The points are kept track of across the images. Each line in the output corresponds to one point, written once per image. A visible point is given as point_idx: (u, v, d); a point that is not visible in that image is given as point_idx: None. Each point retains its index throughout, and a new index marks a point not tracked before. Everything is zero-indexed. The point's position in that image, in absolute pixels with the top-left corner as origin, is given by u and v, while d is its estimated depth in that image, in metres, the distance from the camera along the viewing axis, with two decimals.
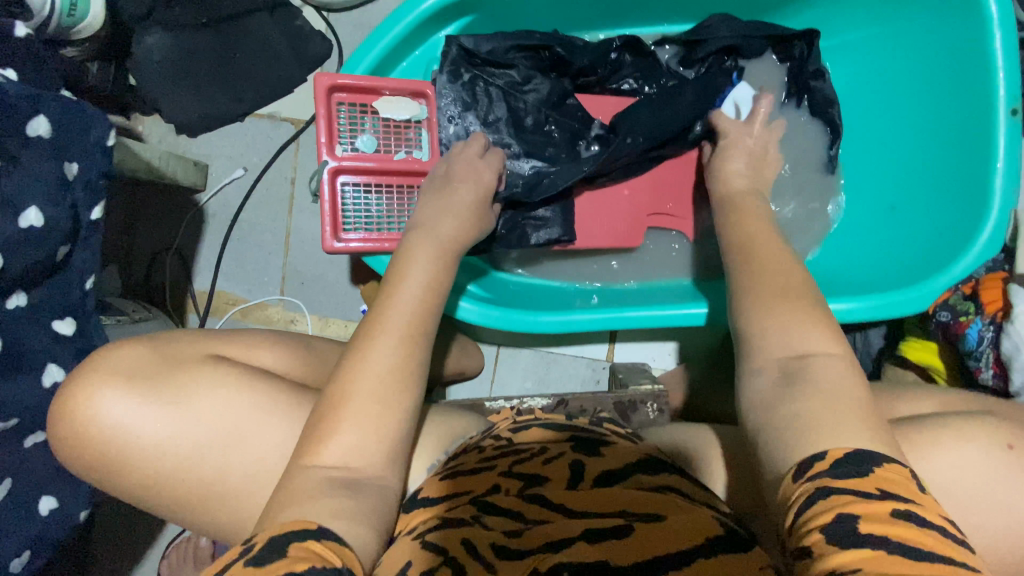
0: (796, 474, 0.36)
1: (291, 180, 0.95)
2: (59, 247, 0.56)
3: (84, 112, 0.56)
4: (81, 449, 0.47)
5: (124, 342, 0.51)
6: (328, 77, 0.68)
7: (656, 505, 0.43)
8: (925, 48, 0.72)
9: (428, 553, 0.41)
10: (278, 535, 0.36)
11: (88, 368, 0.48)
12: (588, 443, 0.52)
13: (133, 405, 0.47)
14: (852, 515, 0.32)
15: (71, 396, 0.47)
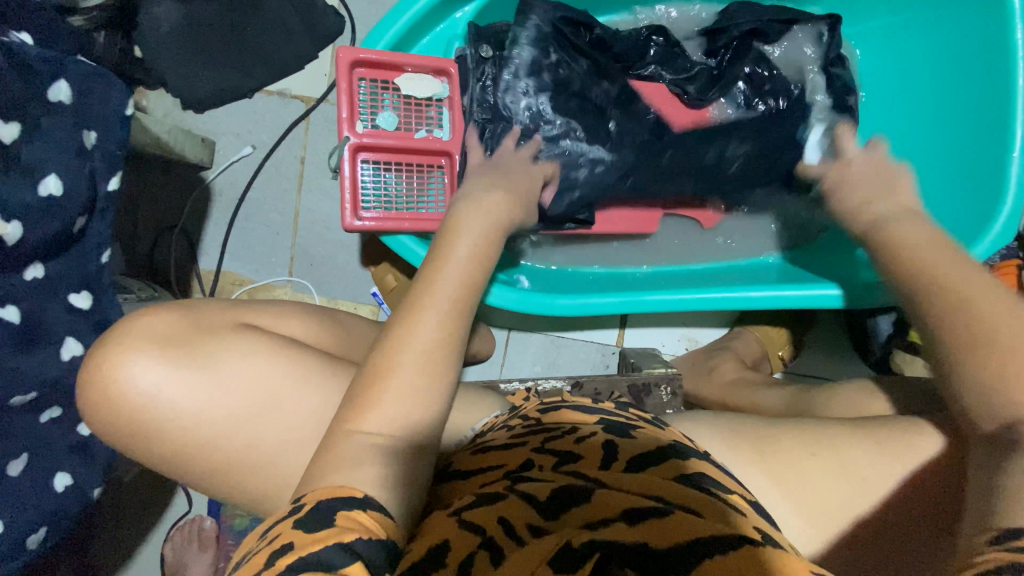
0: (990, 537, 0.35)
1: (301, 158, 0.93)
2: (77, 218, 0.55)
3: (105, 79, 0.55)
4: (114, 416, 0.48)
5: (153, 309, 0.53)
6: (351, 51, 0.67)
7: (700, 502, 0.41)
8: (947, 38, 0.73)
9: (463, 534, 0.37)
10: (325, 502, 0.37)
11: (121, 335, 0.50)
12: (619, 427, 0.52)
13: (164, 373, 0.48)
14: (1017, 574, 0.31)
15: (106, 360, 0.48)
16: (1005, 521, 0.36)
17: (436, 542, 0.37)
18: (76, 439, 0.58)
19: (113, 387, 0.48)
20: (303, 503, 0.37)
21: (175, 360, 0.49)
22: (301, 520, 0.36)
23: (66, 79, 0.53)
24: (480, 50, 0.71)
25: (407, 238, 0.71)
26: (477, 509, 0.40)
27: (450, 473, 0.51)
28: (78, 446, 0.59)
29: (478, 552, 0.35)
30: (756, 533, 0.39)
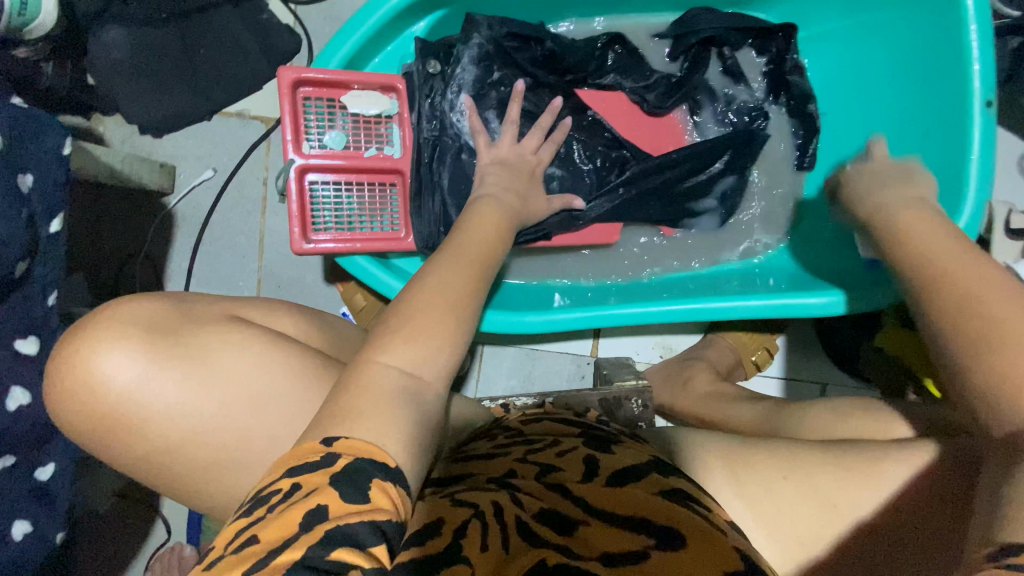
0: (995, 551, 0.33)
1: (263, 180, 0.92)
2: (18, 263, 0.54)
3: (37, 120, 0.55)
4: (85, 410, 0.45)
5: (142, 295, 0.50)
6: (294, 71, 0.65)
7: (681, 518, 0.40)
8: (900, 42, 0.73)
9: (458, 510, 0.39)
10: (363, 463, 0.35)
11: (110, 320, 0.46)
12: (601, 443, 0.51)
13: (154, 367, 0.45)
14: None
15: (89, 349, 0.45)
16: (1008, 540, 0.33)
17: (430, 518, 0.38)
18: (34, 485, 0.58)
19: (90, 380, 0.44)
20: (342, 454, 0.35)
21: (160, 353, 0.46)
22: (337, 483, 0.34)
23: None
24: (428, 66, 0.70)
25: (363, 258, 0.70)
26: (470, 494, 0.42)
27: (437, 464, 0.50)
28: (36, 492, 0.58)
29: (472, 525, 0.38)
30: (739, 560, 0.38)
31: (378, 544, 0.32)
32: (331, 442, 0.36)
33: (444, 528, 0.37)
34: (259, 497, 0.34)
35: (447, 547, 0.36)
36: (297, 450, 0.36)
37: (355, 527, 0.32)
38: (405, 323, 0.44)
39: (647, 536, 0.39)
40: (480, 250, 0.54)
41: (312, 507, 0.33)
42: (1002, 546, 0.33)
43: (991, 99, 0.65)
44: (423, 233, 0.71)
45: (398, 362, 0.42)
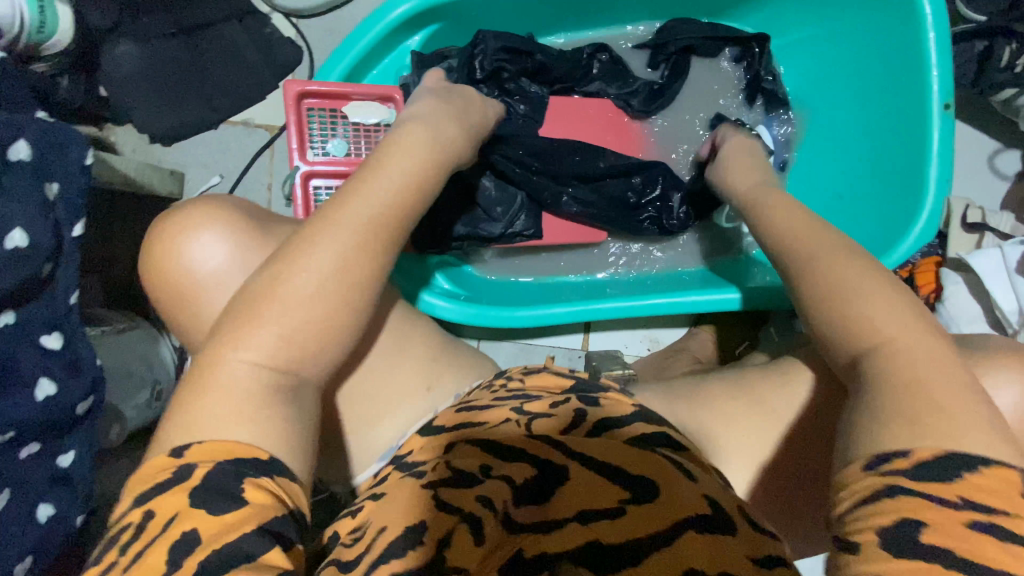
0: (869, 465, 0.39)
1: (268, 186, 0.97)
2: (44, 265, 0.58)
3: (62, 133, 0.59)
4: (177, 282, 0.57)
5: (213, 206, 0.60)
6: (298, 84, 0.70)
7: (645, 468, 0.46)
8: (869, 47, 0.77)
9: (443, 514, 0.43)
10: (225, 464, 0.40)
11: (199, 213, 0.59)
12: (586, 395, 0.57)
13: (206, 248, 0.56)
14: (918, 524, 0.35)
15: (176, 227, 0.58)
16: (876, 449, 0.39)
17: (418, 520, 0.43)
18: (55, 472, 0.62)
19: (183, 262, 0.57)
20: (197, 463, 0.40)
21: (236, 230, 0.58)
22: (197, 499, 0.39)
23: (26, 138, 0.56)
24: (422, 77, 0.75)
25: None
26: (452, 487, 0.45)
27: (433, 429, 0.56)
28: (57, 478, 0.62)
29: (458, 528, 0.41)
30: (707, 507, 0.43)
31: (269, 550, 0.38)
32: (182, 453, 0.41)
33: (432, 535, 0.41)
34: (113, 538, 0.39)
35: (434, 558, 0.39)
36: (149, 473, 0.41)
37: (243, 540, 0.38)
38: (240, 332, 0.45)
39: (620, 494, 0.43)
40: (355, 196, 0.50)
41: (182, 530, 0.38)
42: (867, 458, 0.39)
43: (949, 101, 0.69)
44: (421, 236, 0.77)
45: (246, 361, 0.45)
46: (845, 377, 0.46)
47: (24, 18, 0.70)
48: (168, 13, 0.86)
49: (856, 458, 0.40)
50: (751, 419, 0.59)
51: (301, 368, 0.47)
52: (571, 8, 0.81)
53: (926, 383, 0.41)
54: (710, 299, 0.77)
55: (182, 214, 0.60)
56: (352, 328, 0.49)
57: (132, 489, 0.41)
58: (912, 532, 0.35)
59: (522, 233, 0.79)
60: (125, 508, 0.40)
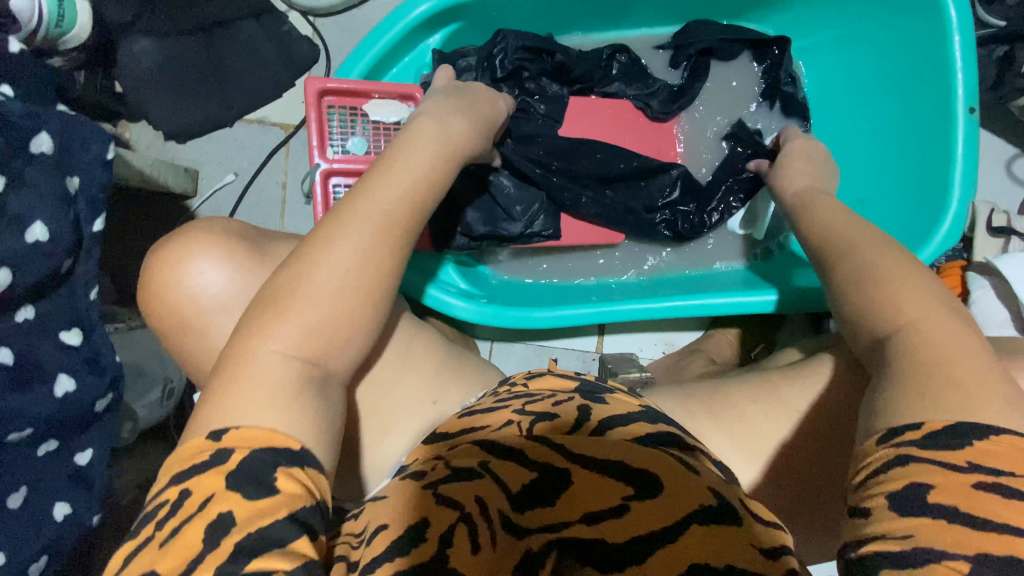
0: (882, 439, 0.41)
1: (283, 184, 0.96)
2: (64, 260, 0.58)
3: (84, 127, 0.58)
4: (178, 306, 0.58)
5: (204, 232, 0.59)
6: (319, 81, 0.70)
7: (649, 463, 0.44)
8: (891, 51, 0.77)
9: (444, 509, 0.42)
10: (260, 452, 0.41)
11: (193, 239, 0.58)
12: (593, 395, 0.56)
13: (206, 274, 0.57)
14: (927, 486, 0.38)
15: (172, 255, 0.57)
16: (893, 423, 0.41)
17: (417, 520, 0.42)
18: (73, 470, 0.61)
19: (183, 286, 0.57)
20: (234, 448, 0.41)
21: (229, 253, 0.58)
22: (247, 491, 0.39)
23: (47, 129, 0.55)
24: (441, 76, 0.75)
25: None
26: (449, 481, 0.44)
27: (434, 436, 0.55)
28: (74, 476, 0.61)
29: (457, 525, 0.40)
30: (713, 498, 0.42)
31: (298, 537, 0.39)
32: (221, 436, 0.41)
33: (432, 531, 0.41)
34: (152, 512, 0.40)
35: (435, 556, 0.39)
36: (187, 454, 0.41)
37: (273, 529, 0.38)
38: (265, 331, 0.45)
39: (625, 487, 0.42)
40: (379, 193, 0.50)
41: (215, 513, 0.38)
42: (883, 433, 0.41)
43: (974, 105, 0.69)
44: (441, 235, 0.76)
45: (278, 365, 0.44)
46: (868, 359, 0.47)
47: (43, 12, 0.69)
48: (187, 10, 0.85)
49: (873, 433, 0.42)
50: (775, 424, 0.58)
51: (325, 367, 0.46)
52: (592, 8, 0.81)
53: (974, 390, 0.40)
54: (738, 303, 0.77)
55: (176, 239, 0.59)
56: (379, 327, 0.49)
57: (171, 469, 0.41)
58: (923, 495, 0.37)
59: (540, 234, 0.78)
60: (163, 485, 0.41)
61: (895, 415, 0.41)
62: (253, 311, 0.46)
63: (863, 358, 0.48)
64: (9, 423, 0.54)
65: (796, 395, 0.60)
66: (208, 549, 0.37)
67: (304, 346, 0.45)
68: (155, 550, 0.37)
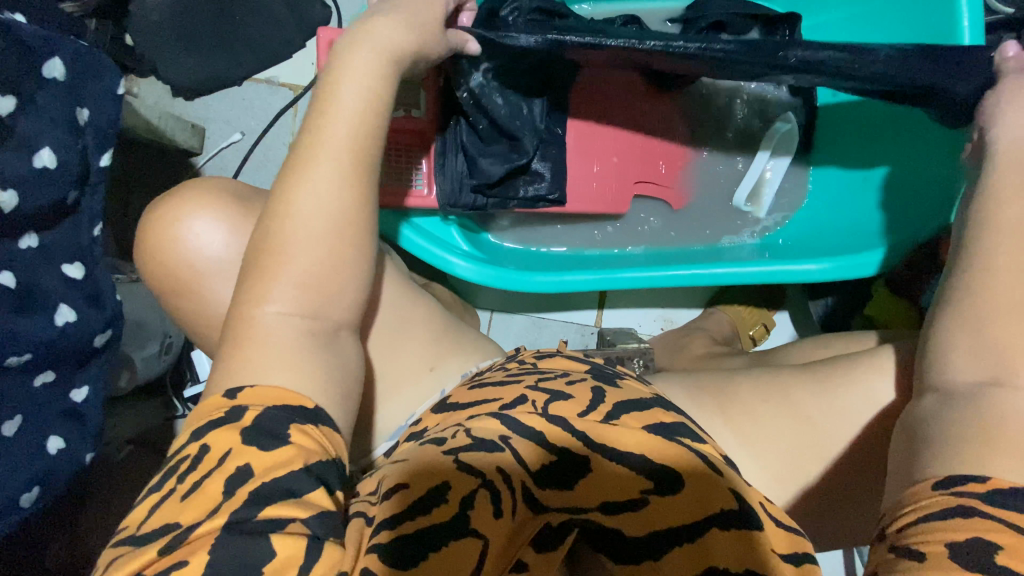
0: (939, 484, 0.42)
1: (289, 146, 0.96)
2: (70, 191, 0.57)
3: (96, 59, 0.58)
4: (177, 269, 0.55)
5: (205, 196, 0.56)
6: (331, 32, 0.69)
7: (669, 457, 0.46)
8: (900, 30, 0.78)
9: (463, 477, 0.43)
10: (274, 410, 0.41)
11: (192, 201, 0.55)
12: (607, 377, 0.58)
13: (209, 233, 0.54)
14: (993, 545, 0.37)
15: (171, 217, 0.55)
16: (951, 472, 0.42)
17: (437, 484, 0.42)
18: (69, 406, 0.61)
19: (182, 248, 0.54)
20: (249, 406, 0.41)
21: (228, 213, 0.55)
22: (251, 431, 0.39)
23: (61, 56, 0.55)
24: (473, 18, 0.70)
25: (414, 234, 0.77)
26: (473, 453, 0.45)
27: (447, 406, 0.56)
28: (70, 412, 0.61)
29: (480, 491, 0.42)
30: (734, 501, 0.43)
31: (314, 489, 0.39)
32: (237, 394, 0.41)
33: (454, 495, 0.42)
34: (174, 467, 0.40)
35: (456, 517, 0.41)
36: (205, 412, 0.41)
37: (290, 480, 0.39)
38: (265, 273, 0.45)
39: (645, 484, 0.45)
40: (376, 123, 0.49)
41: (233, 467, 0.38)
42: (945, 478, 0.42)
43: None
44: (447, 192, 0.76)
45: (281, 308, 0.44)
46: (960, 398, 0.46)
47: None
48: None
49: (929, 477, 0.43)
50: (782, 417, 0.61)
51: (325, 294, 0.46)
52: None
53: None
54: (745, 272, 0.77)
55: (175, 201, 0.56)
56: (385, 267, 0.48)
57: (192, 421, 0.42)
58: (983, 546, 0.37)
59: (545, 198, 0.78)
60: (185, 437, 0.41)
61: (955, 464, 0.42)
62: (255, 261, 0.46)
63: (947, 398, 0.47)
64: (7, 346, 0.53)
65: (807, 399, 0.62)
66: (227, 500, 0.37)
67: (312, 281, 0.45)
68: (176, 503, 0.37)
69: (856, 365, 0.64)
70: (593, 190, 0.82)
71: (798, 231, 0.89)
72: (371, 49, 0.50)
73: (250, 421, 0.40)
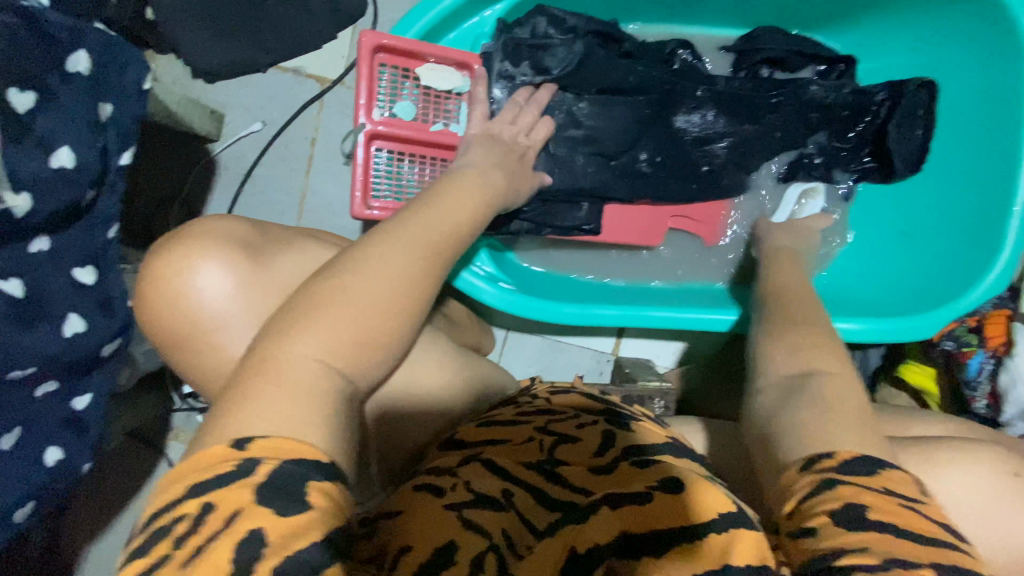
0: (803, 466, 0.40)
1: (312, 140, 0.91)
2: (87, 192, 0.53)
3: (123, 49, 0.53)
4: (180, 320, 0.50)
5: (200, 248, 0.50)
6: (374, 36, 0.65)
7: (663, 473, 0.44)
8: (965, 88, 0.75)
9: (472, 533, 0.41)
10: (291, 466, 0.36)
11: (188, 255, 0.50)
12: (618, 418, 0.56)
13: (213, 292, 0.50)
14: (862, 505, 0.37)
15: (170, 271, 0.49)
16: (807, 452, 0.40)
17: (444, 542, 0.40)
18: (70, 415, 0.57)
19: (186, 301, 0.50)
20: (262, 459, 0.36)
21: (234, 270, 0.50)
22: (264, 496, 0.34)
23: (86, 48, 0.50)
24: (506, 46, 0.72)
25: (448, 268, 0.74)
26: (478, 510, 0.43)
27: (454, 441, 0.55)
28: (70, 421, 0.57)
29: (490, 548, 0.40)
30: (736, 505, 0.41)
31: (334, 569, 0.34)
32: (245, 444, 0.36)
33: (466, 553, 0.39)
34: (165, 526, 0.35)
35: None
36: (205, 462, 0.36)
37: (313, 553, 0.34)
38: (293, 330, 0.42)
39: (648, 482, 0.43)
40: (464, 217, 0.52)
41: (243, 531, 0.34)
42: (804, 459, 0.40)
43: None
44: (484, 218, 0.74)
45: (313, 357, 0.41)
46: (777, 397, 0.45)
47: None
48: None
49: (793, 462, 0.41)
50: None
51: (361, 338, 0.43)
52: None
53: None
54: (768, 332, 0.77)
55: (171, 252, 0.50)
56: (413, 306, 0.45)
57: (187, 472, 0.37)
58: (858, 509, 0.36)
59: (581, 228, 0.77)
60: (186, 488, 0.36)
61: (812, 440, 0.41)
62: (289, 310, 0.44)
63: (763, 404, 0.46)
64: (9, 359, 0.50)
65: None
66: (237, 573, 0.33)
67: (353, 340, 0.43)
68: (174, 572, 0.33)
69: (894, 420, 0.63)
70: (628, 223, 0.81)
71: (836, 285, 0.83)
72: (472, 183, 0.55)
73: (265, 477, 0.35)
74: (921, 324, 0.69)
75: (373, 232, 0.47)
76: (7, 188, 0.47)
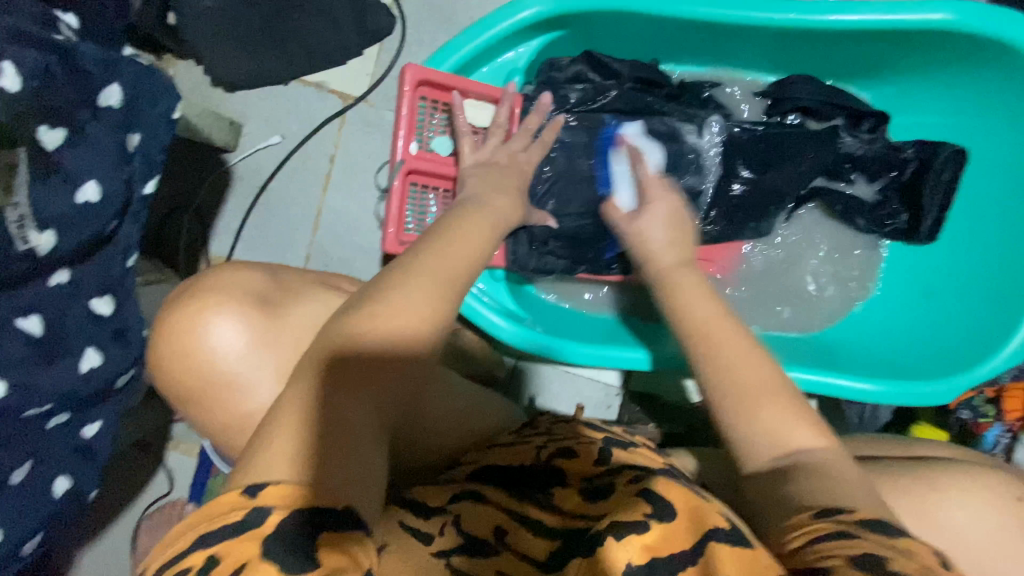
0: (816, 514, 0.38)
1: (331, 157, 0.90)
2: (109, 224, 0.51)
3: (156, 81, 0.52)
4: (189, 369, 0.49)
5: (211, 300, 0.48)
6: (417, 71, 0.63)
7: (668, 496, 0.41)
8: (999, 160, 0.75)
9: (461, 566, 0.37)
10: (293, 517, 0.32)
11: (198, 305, 0.48)
12: (616, 440, 0.53)
13: (229, 341, 0.48)
14: (882, 558, 0.34)
15: (183, 320, 0.48)
16: (821, 502, 0.39)
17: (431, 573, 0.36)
18: (77, 443, 0.55)
19: (197, 350, 0.48)
20: (275, 507, 0.32)
21: (251, 319, 0.49)
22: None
23: (119, 82, 0.49)
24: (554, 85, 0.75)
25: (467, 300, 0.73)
26: (470, 553, 0.39)
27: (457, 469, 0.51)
28: (78, 451, 0.56)
29: None
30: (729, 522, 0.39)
31: None
32: (257, 493, 0.32)
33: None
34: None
35: None
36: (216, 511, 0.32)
37: None
38: (315, 368, 0.38)
39: (647, 509, 0.39)
40: (483, 245, 0.48)
41: None
42: (818, 509, 0.39)
43: None
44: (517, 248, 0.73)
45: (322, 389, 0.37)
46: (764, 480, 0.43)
47: None
48: None
49: (803, 508, 0.39)
50: None
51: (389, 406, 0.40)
52: (698, 39, 0.77)
53: None
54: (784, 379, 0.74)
55: (183, 302, 0.49)
56: (437, 339, 0.40)
57: (197, 521, 0.33)
58: (878, 558, 0.34)
59: (612, 269, 0.77)
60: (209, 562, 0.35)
61: (824, 496, 0.40)
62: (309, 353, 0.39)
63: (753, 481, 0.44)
64: (26, 398, 0.48)
65: None
66: None
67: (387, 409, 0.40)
68: None
69: None
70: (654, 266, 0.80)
71: (846, 334, 0.83)
72: (491, 225, 0.51)
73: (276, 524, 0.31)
74: (936, 391, 0.69)
75: (396, 261, 0.43)
76: (31, 227, 0.46)
